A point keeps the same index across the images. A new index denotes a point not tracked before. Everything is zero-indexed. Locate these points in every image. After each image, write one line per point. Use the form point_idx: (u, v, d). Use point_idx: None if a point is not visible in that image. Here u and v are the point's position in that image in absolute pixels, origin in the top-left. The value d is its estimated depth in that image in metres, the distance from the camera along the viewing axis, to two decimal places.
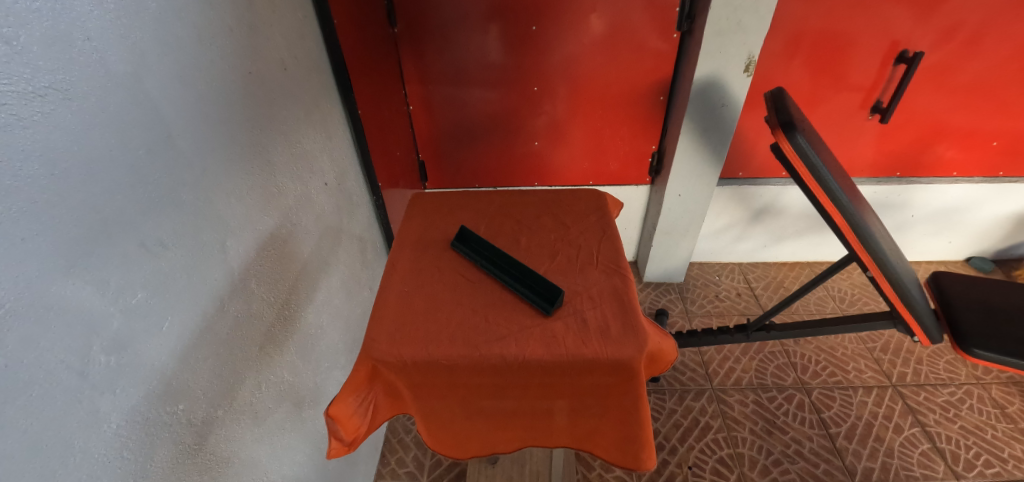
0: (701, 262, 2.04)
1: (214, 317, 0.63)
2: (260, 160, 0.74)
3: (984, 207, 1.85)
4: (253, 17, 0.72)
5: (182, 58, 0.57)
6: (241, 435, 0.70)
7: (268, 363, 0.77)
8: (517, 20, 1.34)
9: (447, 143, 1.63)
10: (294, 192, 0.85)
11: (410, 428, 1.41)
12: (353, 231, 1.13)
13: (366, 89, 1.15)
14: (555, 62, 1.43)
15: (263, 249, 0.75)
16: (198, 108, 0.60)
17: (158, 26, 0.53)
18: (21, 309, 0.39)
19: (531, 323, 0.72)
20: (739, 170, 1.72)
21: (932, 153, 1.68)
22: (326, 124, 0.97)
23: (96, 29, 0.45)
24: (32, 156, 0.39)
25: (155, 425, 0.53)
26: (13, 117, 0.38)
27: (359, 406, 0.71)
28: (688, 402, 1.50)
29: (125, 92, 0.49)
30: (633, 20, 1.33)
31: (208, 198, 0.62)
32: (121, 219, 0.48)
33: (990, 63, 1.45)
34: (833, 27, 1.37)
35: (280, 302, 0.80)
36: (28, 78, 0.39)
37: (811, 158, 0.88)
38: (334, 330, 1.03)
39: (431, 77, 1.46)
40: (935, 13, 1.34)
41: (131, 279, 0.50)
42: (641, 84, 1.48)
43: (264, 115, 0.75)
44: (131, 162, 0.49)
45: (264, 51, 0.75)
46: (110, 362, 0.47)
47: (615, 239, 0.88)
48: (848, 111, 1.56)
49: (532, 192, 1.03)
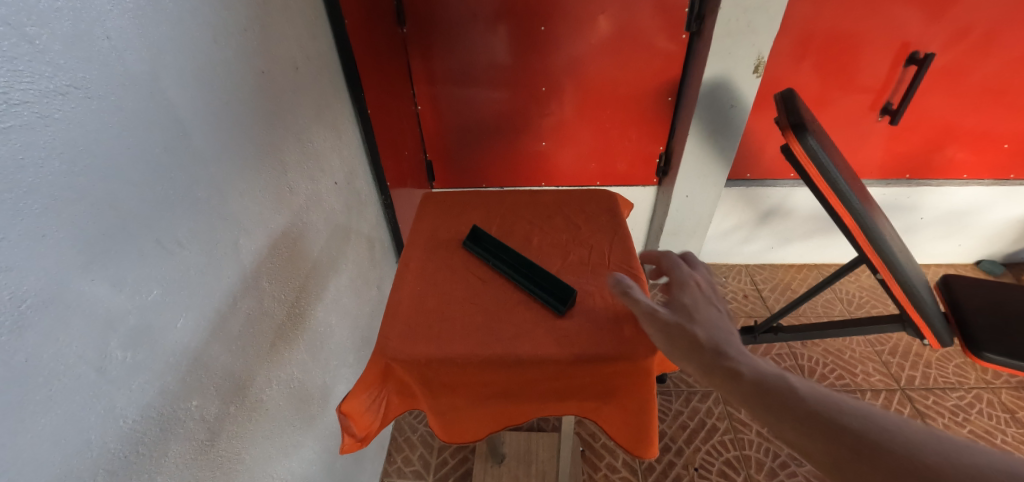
0: (707, 263, 2.03)
1: (226, 314, 0.64)
2: (272, 159, 0.75)
3: (994, 210, 1.84)
4: (265, 17, 0.72)
5: (197, 56, 0.57)
6: (251, 432, 0.70)
7: (278, 361, 0.78)
8: (525, 20, 1.34)
9: (455, 143, 1.63)
10: (304, 191, 0.85)
11: (416, 427, 1.42)
12: (361, 230, 1.13)
13: (375, 88, 1.15)
14: (563, 63, 1.43)
15: (275, 248, 0.76)
16: (213, 106, 0.60)
17: (176, 25, 0.54)
18: (40, 304, 0.39)
19: (543, 323, 0.73)
20: (747, 171, 1.72)
21: (941, 156, 1.67)
22: (335, 124, 0.98)
23: (114, 28, 0.46)
24: (53, 153, 0.40)
25: (169, 421, 0.53)
26: (35, 114, 0.38)
27: (371, 403, 0.71)
28: (694, 403, 1.50)
29: (143, 91, 0.49)
30: (641, 21, 1.33)
31: (222, 196, 0.62)
32: (139, 216, 0.49)
33: (1002, 65, 1.43)
34: (843, 28, 1.36)
35: (290, 301, 0.81)
36: (50, 77, 0.40)
37: (822, 159, 0.87)
38: (343, 328, 1.04)
39: (438, 77, 1.47)
40: (946, 14, 1.33)
41: (148, 275, 0.50)
42: (648, 85, 1.47)
43: (275, 114, 0.76)
44: (148, 160, 0.50)
45: (276, 50, 0.76)
46: (127, 358, 0.48)
47: (627, 239, 0.88)
48: (857, 112, 1.55)
49: (543, 192, 1.03)
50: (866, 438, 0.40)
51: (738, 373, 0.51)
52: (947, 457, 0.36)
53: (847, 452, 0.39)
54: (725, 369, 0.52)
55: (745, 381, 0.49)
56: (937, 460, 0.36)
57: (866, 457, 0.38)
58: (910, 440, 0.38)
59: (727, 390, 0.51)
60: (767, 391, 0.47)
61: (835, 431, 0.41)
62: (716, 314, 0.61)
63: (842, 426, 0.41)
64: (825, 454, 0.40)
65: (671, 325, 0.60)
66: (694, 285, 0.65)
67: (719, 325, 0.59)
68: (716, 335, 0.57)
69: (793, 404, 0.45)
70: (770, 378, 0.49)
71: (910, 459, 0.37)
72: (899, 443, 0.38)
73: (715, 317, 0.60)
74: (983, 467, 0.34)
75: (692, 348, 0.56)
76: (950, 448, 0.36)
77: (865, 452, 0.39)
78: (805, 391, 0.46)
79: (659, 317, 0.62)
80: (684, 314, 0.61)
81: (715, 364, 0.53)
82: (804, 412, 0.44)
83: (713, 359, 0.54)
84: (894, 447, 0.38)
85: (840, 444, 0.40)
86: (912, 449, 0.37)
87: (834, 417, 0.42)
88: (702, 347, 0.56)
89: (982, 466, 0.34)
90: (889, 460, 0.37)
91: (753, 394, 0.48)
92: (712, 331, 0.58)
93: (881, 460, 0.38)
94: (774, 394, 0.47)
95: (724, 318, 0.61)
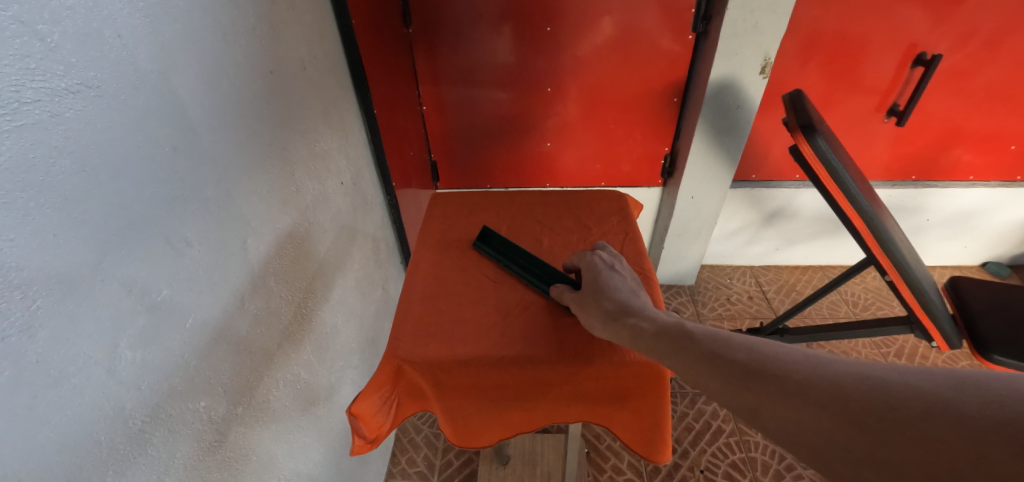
0: (712, 265, 2.03)
1: (234, 314, 0.63)
2: (279, 159, 0.74)
3: (1001, 212, 1.83)
4: (273, 17, 0.72)
5: (205, 56, 0.57)
6: (258, 433, 0.70)
7: (285, 361, 0.77)
8: (531, 20, 1.33)
9: (460, 143, 1.63)
10: (311, 191, 0.85)
11: (421, 428, 1.41)
12: (367, 230, 1.13)
13: (381, 89, 1.15)
14: (568, 63, 1.42)
15: (282, 248, 0.76)
16: (221, 106, 0.60)
17: (185, 24, 0.54)
18: (51, 304, 0.39)
19: (556, 324, 0.72)
20: (753, 172, 1.71)
21: (948, 157, 1.66)
22: (342, 124, 0.98)
23: (125, 27, 0.46)
24: (65, 153, 0.40)
25: (177, 422, 0.53)
26: (46, 113, 0.38)
27: (382, 404, 0.70)
28: (699, 405, 1.49)
29: (153, 90, 0.49)
30: (647, 21, 1.33)
31: (231, 196, 0.62)
32: (149, 216, 0.49)
33: (1010, 67, 1.43)
34: (850, 29, 1.36)
35: (297, 301, 0.80)
36: (62, 75, 0.39)
37: (831, 160, 0.87)
38: (349, 329, 1.03)
39: (444, 78, 1.46)
40: (954, 15, 1.32)
41: (158, 275, 0.50)
42: (654, 86, 1.47)
43: (283, 114, 0.75)
44: (157, 159, 0.50)
45: (285, 50, 0.76)
46: (136, 359, 0.47)
47: (638, 240, 0.88)
48: (863, 113, 1.55)
49: (553, 193, 1.03)
50: (749, 363, 0.42)
51: (643, 329, 0.55)
52: (815, 368, 0.38)
53: (734, 380, 0.42)
54: (631, 328, 0.56)
55: (650, 336, 0.53)
56: (808, 372, 0.38)
57: (749, 381, 0.41)
58: (789, 359, 0.41)
59: (635, 345, 0.55)
60: (668, 340, 0.51)
61: (724, 363, 0.44)
62: (626, 283, 0.66)
63: (729, 358, 0.44)
64: (717, 386, 0.43)
65: (586, 300, 0.66)
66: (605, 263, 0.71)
67: (627, 290, 0.64)
68: (622, 299, 0.62)
69: (693, 348, 0.48)
70: (672, 329, 0.52)
71: (787, 376, 0.39)
72: (777, 364, 0.41)
73: (625, 286, 0.65)
74: (843, 373, 0.36)
75: (603, 316, 0.61)
76: (820, 359, 0.39)
77: (748, 375, 0.41)
78: (702, 334, 0.49)
79: (578, 296, 0.68)
80: (593, 287, 0.66)
81: (623, 324, 0.58)
82: (700, 353, 0.47)
83: (620, 321, 0.59)
84: (774, 367, 0.41)
85: (729, 373, 0.43)
86: (788, 367, 0.40)
87: (722, 351, 0.45)
88: (610, 313, 0.61)
89: (844, 372, 0.36)
90: (770, 379, 0.40)
91: (657, 347, 0.52)
92: (619, 296, 0.63)
93: (764, 382, 0.40)
94: (675, 342, 0.50)
95: (633, 285, 0.66)
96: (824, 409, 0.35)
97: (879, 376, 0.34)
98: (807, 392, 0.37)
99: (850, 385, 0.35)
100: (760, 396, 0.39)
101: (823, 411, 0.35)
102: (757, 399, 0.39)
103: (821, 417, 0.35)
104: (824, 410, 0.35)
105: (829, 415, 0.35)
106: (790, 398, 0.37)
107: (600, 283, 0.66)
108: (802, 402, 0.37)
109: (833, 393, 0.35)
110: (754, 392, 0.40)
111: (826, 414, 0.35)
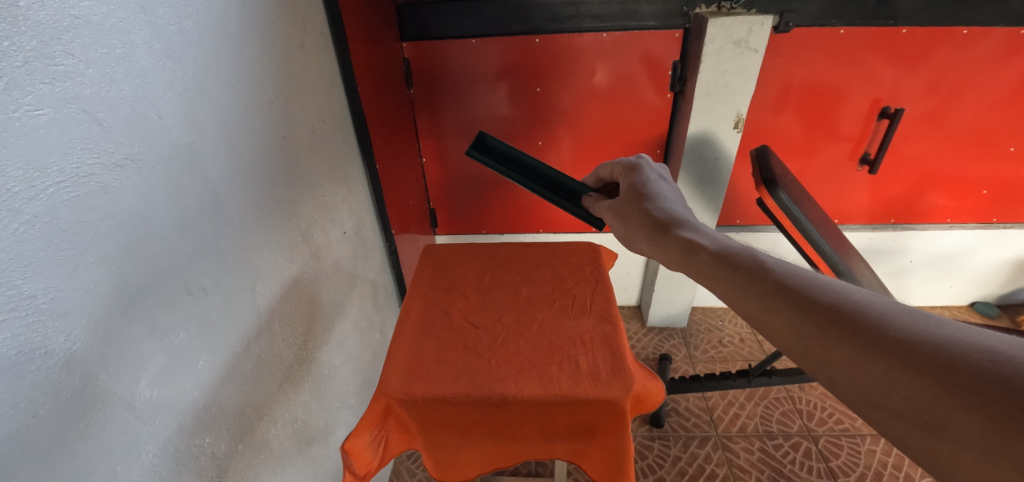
0: (703, 307, 2.07)
1: (241, 357, 0.69)
2: (288, 212, 0.82)
3: (981, 253, 1.89)
4: (288, 89, 0.82)
5: (228, 125, 0.66)
6: (255, 471, 0.73)
7: (284, 401, 0.82)
8: (523, 80, 1.46)
9: (457, 192, 1.73)
10: (316, 239, 0.93)
11: (415, 472, 1.41)
12: (367, 276, 1.20)
13: (384, 143, 1.25)
14: (557, 119, 1.54)
15: (288, 294, 0.82)
16: (240, 168, 0.68)
17: (212, 101, 0.63)
18: (86, 347, 0.45)
19: (529, 365, 0.77)
20: (736, 217, 1.78)
21: (923, 201, 1.74)
22: (346, 176, 1.06)
23: (166, 109, 0.54)
24: (109, 217, 0.47)
25: (184, 456, 0.58)
26: (98, 184, 0.46)
27: (372, 440, 0.74)
28: (692, 449, 1.49)
29: (183, 159, 0.57)
30: (631, 80, 1.45)
31: (243, 248, 0.70)
32: (174, 268, 0.56)
33: (972, 117, 1.53)
34: (818, 84, 1.47)
35: (298, 344, 0.85)
36: (113, 152, 0.47)
37: (793, 211, 0.97)
38: (347, 370, 1.08)
39: (443, 132, 1.58)
40: (912, 72, 1.44)
41: (176, 320, 0.56)
42: (639, 138, 1.57)
43: (293, 173, 0.84)
44: (183, 218, 0.57)
45: (297, 115, 0.86)
46: (152, 394, 0.53)
47: (608, 289, 0.94)
48: (838, 161, 1.64)
49: (533, 245, 1.10)
50: (835, 310, 0.42)
51: (702, 248, 0.57)
52: (919, 331, 0.38)
53: (813, 328, 0.42)
54: (683, 244, 0.59)
55: (709, 257, 0.55)
56: (909, 333, 0.38)
57: (831, 330, 0.41)
58: (882, 315, 0.40)
59: (687, 255, 0.58)
60: (728, 258, 0.53)
61: (805, 306, 0.44)
62: (668, 195, 0.72)
63: (809, 300, 0.44)
64: (789, 325, 0.44)
65: (628, 212, 0.71)
66: (651, 176, 0.76)
67: (673, 202, 0.69)
68: (669, 213, 0.66)
69: (763, 281, 0.48)
70: (735, 255, 0.53)
71: (882, 335, 0.39)
72: (870, 317, 0.41)
73: (666, 199, 0.70)
74: (955, 344, 0.36)
75: (651, 233, 0.65)
76: (924, 324, 0.38)
77: (831, 322, 0.42)
78: (774, 267, 0.50)
79: (617, 207, 0.74)
80: (635, 199, 0.72)
81: (672, 238, 0.61)
82: (772, 287, 0.47)
83: (671, 236, 0.61)
84: (864, 319, 0.41)
85: (807, 318, 0.43)
86: (883, 324, 0.40)
87: (802, 293, 0.45)
88: (657, 228, 0.64)
89: (956, 344, 0.36)
90: (860, 331, 0.40)
91: (718, 272, 0.53)
92: (667, 208, 0.67)
93: (853, 334, 0.40)
94: (738, 269, 0.51)
95: (675, 198, 0.71)
96: (924, 377, 0.35)
97: (997, 355, 0.34)
98: (903, 353, 0.37)
99: (963, 360, 0.34)
100: (840, 350, 0.40)
101: (925, 378, 0.35)
102: (838, 352, 0.40)
103: (918, 385, 0.35)
104: (924, 377, 0.35)
105: (929, 384, 0.35)
106: (887, 358, 0.37)
107: (644, 195, 0.72)
108: (898, 365, 0.37)
109: (939, 361, 0.35)
110: (834, 343, 0.41)
111: (927, 383, 0.35)
